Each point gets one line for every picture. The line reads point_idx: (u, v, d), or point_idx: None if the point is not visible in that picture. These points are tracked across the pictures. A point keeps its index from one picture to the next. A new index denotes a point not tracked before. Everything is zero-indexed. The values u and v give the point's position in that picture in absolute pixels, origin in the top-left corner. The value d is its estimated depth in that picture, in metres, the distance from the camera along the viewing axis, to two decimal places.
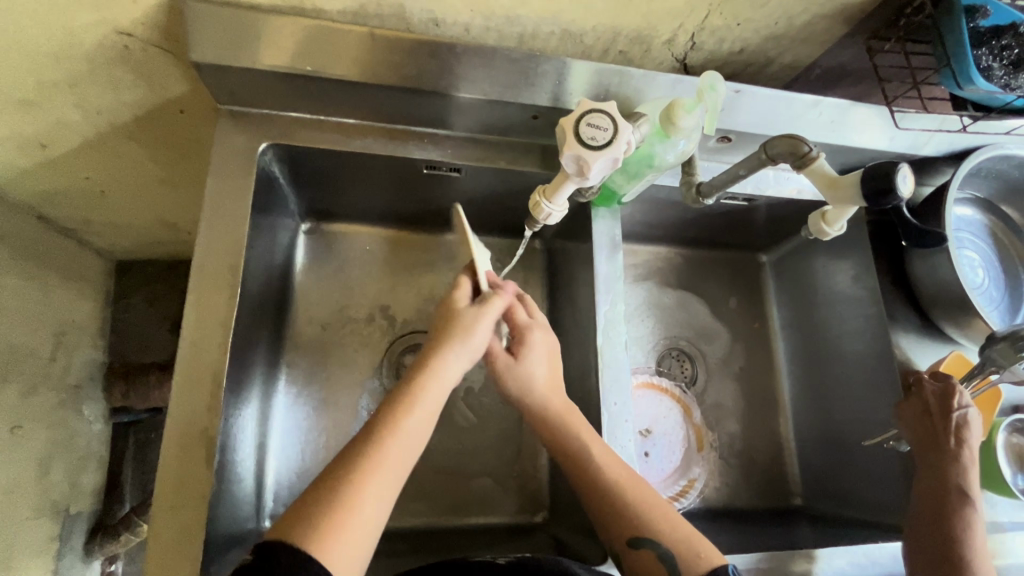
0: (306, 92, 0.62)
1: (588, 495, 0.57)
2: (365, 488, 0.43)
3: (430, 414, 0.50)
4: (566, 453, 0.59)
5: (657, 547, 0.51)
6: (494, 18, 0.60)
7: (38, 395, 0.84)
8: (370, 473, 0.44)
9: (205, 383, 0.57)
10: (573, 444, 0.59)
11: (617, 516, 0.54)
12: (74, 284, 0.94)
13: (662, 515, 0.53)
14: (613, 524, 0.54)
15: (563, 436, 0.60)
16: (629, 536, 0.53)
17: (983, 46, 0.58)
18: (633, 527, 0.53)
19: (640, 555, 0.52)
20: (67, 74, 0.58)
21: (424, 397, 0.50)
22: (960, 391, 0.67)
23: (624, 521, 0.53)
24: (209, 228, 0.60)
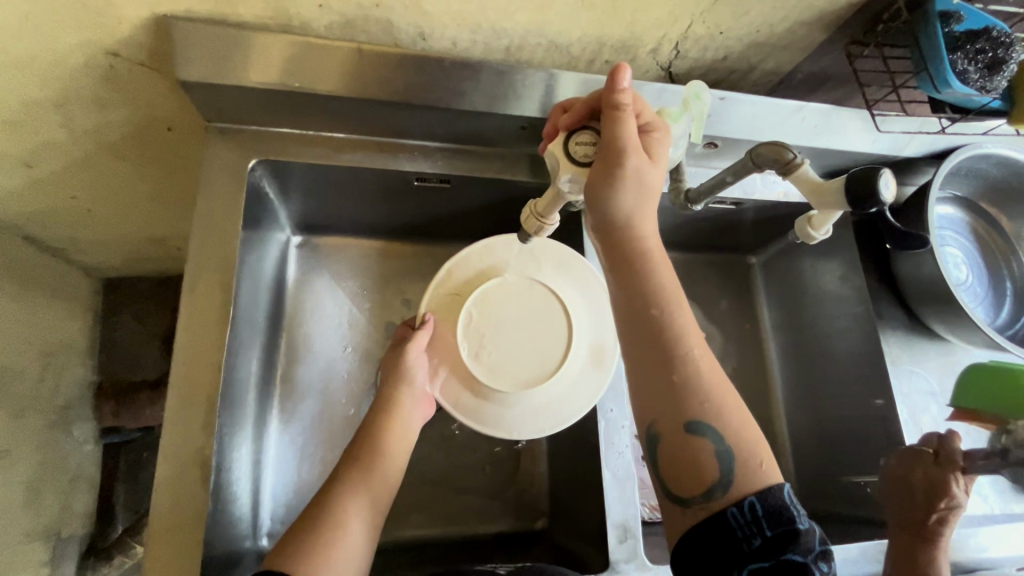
0: (295, 107, 0.62)
1: (653, 355, 0.48)
2: (343, 526, 0.53)
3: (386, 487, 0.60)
4: (642, 303, 0.49)
5: (716, 442, 0.47)
6: (481, 31, 0.60)
7: (26, 417, 0.83)
8: (340, 521, 0.53)
9: (198, 402, 0.56)
10: (657, 297, 0.49)
11: (679, 392, 0.48)
12: (61, 303, 0.93)
13: (726, 411, 0.48)
14: (673, 400, 0.48)
15: (649, 281, 0.49)
16: (687, 422, 0.47)
17: (958, 50, 0.59)
18: (698, 412, 0.47)
19: (696, 444, 0.47)
20: (51, 94, 0.58)
21: (386, 451, 0.62)
22: (952, 492, 0.65)
23: (690, 403, 0.47)
24: (199, 245, 0.60)
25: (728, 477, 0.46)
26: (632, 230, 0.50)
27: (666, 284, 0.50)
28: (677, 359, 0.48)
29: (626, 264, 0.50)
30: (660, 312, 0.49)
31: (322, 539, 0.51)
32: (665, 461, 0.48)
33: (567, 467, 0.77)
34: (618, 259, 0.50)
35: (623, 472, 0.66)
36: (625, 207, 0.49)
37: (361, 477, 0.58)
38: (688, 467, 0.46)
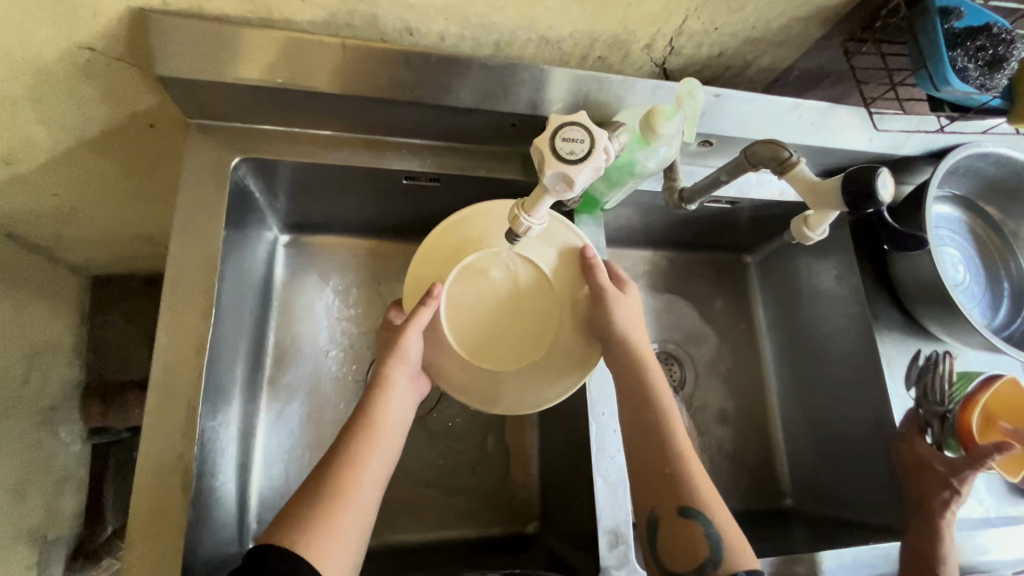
0: (280, 104, 0.61)
1: (648, 452, 0.58)
2: (349, 493, 0.51)
3: (389, 440, 0.57)
4: (640, 401, 0.60)
5: (707, 526, 0.53)
6: (469, 26, 0.59)
7: (10, 419, 0.82)
8: (347, 489, 0.51)
9: (179, 407, 0.55)
10: (652, 400, 0.60)
11: (674, 482, 0.56)
12: (46, 303, 0.91)
13: (715, 499, 0.55)
14: (668, 489, 0.56)
15: (647, 384, 0.61)
16: (681, 506, 0.55)
17: (958, 47, 0.58)
18: (692, 501, 0.54)
19: (688, 527, 0.54)
20: (27, 91, 0.56)
21: (384, 410, 0.57)
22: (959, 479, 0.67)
23: (685, 491, 0.55)
24: (180, 246, 0.59)
25: (719, 555, 0.52)
26: (628, 340, 0.62)
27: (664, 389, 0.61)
28: (671, 454, 0.57)
29: (630, 371, 0.62)
30: (654, 412, 0.59)
31: (331, 510, 0.49)
32: (662, 542, 0.55)
33: (558, 469, 0.76)
34: (618, 366, 0.62)
35: (616, 477, 0.65)
36: (619, 321, 0.63)
37: (365, 435, 0.55)
38: (682, 545, 0.53)
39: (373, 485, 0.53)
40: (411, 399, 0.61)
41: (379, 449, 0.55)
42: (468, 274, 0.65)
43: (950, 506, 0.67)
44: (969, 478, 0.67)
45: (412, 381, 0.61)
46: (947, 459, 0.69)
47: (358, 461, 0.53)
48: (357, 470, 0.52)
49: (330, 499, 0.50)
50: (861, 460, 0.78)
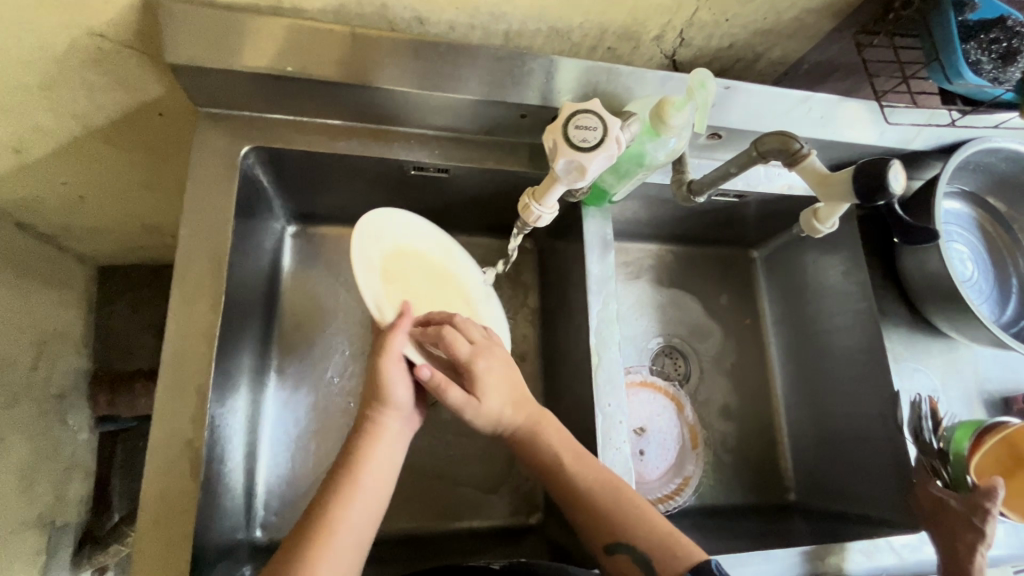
0: (289, 93, 0.61)
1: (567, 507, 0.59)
2: (326, 552, 0.49)
3: (372, 494, 0.54)
4: (541, 462, 0.61)
5: (634, 551, 0.54)
6: (479, 16, 0.58)
7: (19, 406, 0.82)
8: (327, 545, 0.49)
9: (189, 393, 0.55)
10: (550, 459, 0.61)
11: (597, 520, 0.56)
12: (55, 291, 0.92)
13: (635, 516, 0.56)
14: (592, 532, 0.57)
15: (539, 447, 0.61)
16: (607, 543, 0.56)
17: (972, 40, 0.57)
18: (614, 533, 0.55)
19: (619, 560, 0.55)
20: (38, 78, 0.56)
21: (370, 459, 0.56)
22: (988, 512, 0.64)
23: (606, 526, 0.56)
24: (189, 234, 0.59)
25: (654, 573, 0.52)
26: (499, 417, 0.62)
27: (557, 437, 0.62)
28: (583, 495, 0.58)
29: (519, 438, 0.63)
30: (555, 462, 0.60)
31: (310, 563, 0.48)
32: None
33: None
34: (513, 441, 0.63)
35: (621, 469, 0.64)
36: (492, 404, 0.61)
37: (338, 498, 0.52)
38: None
39: (356, 543, 0.51)
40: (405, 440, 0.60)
41: (360, 507, 0.53)
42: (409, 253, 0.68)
43: (979, 548, 0.63)
44: (990, 517, 0.63)
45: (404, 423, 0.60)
46: (960, 496, 0.66)
47: (332, 525, 0.51)
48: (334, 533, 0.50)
49: (312, 546, 0.49)
50: (865, 455, 0.78)
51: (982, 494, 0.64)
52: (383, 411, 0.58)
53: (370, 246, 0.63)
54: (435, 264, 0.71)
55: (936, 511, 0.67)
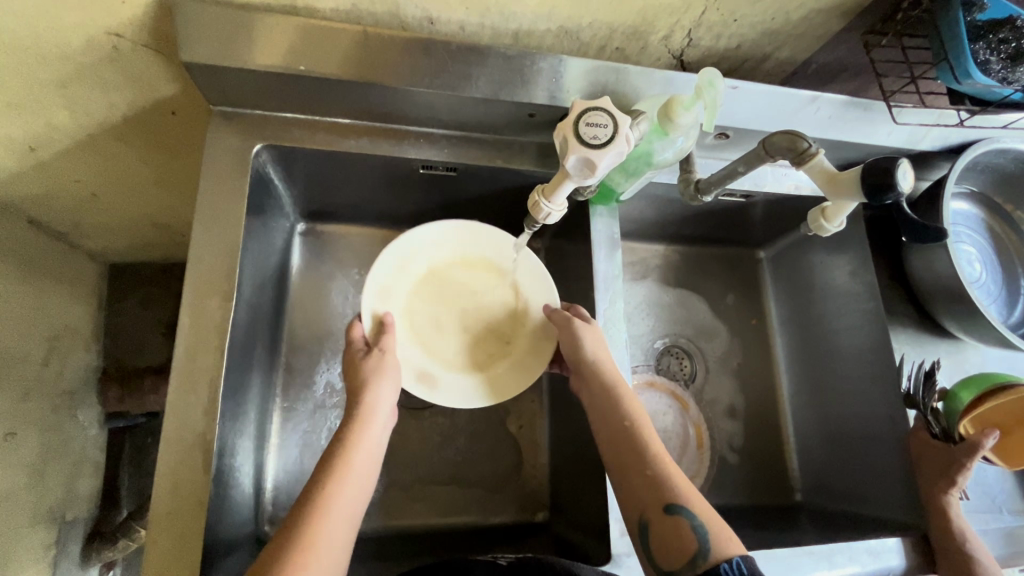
0: (300, 92, 0.62)
1: (631, 463, 0.58)
2: (324, 523, 0.48)
3: (368, 469, 0.54)
4: (613, 420, 0.61)
5: (691, 519, 0.52)
6: (490, 16, 0.59)
7: (31, 401, 0.83)
8: (321, 523, 0.48)
9: (201, 388, 0.56)
10: (624, 415, 0.61)
11: (658, 481, 0.55)
12: (67, 287, 0.93)
13: (695, 492, 0.54)
14: (652, 491, 0.55)
15: (617, 405, 0.61)
16: (666, 504, 0.53)
17: (981, 40, 0.58)
18: (673, 497, 0.53)
19: (674, 522, 0.52)
20: (56, 77, 0.57)
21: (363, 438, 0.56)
22: (965, 466, 0.66)
23: (664, 488, 0.54)
24: (202, 231, 0.60)
25: (708, 545, 0.50)
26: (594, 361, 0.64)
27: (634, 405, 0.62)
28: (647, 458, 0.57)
29: (598, 389, 0.63)
30: (631, 422, 0.60)
31: (314, 528, 0.47)
32: (656, 546, 0.53)
33: (569, 459, 0.77)
34: (593, 394, 0.63)
35: None
36: (587, 347, 0.64)
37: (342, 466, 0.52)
38: (673, 544, 0.51)
39: (348, 523, 0.50)
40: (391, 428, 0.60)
41: (354, 482, 0.52)
42: (452, 266, 0.72)
43: (952, 493, 0.67)
44: (965, 469, 0.66)
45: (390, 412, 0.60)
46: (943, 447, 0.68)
47: (333, 492, 0.50)
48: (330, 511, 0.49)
49: (316, 512, 0.49)
50: (872, 456, 0.77)
51: (964, 450, 0.66)
52: (375, 389, 0.59)
53: (411, 249, 0.69)
54: (477, 278, 0.72)
55: (922, 456, 0.70)
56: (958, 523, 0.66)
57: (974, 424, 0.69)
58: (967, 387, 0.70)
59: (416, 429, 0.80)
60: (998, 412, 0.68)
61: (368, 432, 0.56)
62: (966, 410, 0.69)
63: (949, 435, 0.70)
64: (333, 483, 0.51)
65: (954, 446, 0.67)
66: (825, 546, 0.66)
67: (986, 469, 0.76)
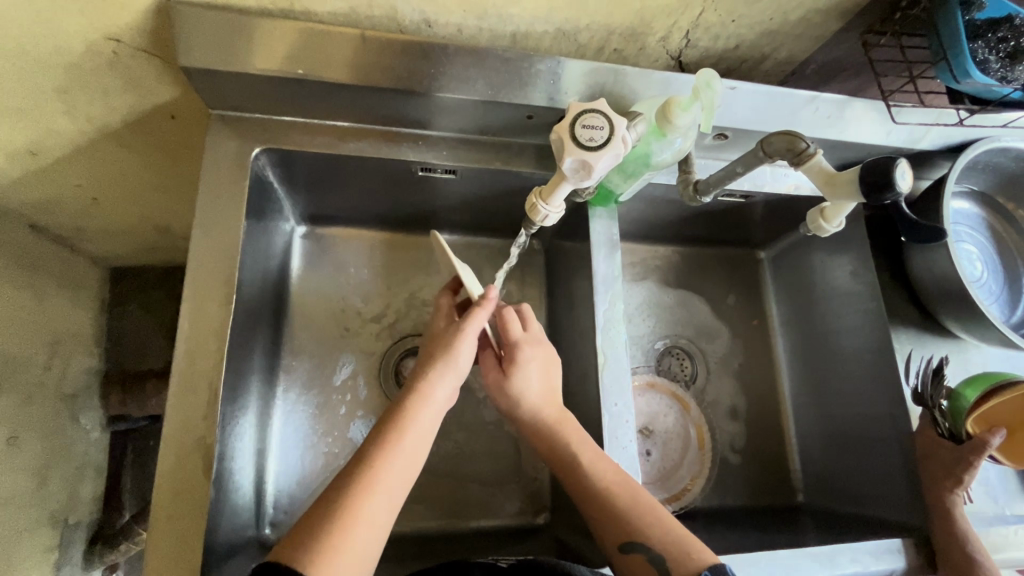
0: (299, 95, 0.62)
1: (583, 502, 0.59)
2: (369, 496, 0.48)
3: (416, 449, 0.53)
4: (562, 458, 0.62)
5: (648, 552, 0.53)
6: (487, 18, 0.59)
7: (33, 405, 0.83)
8: (367, 496, 0.48)
9: (200, 392, 0.56)
10: (568, 455, 0.61)
11: (611, 518, 0.56)
12: (69, 291, 0.93)
13: (650, 521, 0.55)
14: (607, 528, 0.56)
15: (558, 447, 0.62)
16: (621, 542, 0.55)
17: (979, 39, 0.57)
18: (628, 533, 0.55)
19: (632, 559, 0.53)
20: (56, 82, 0.57)
21: (419, 414, 0.56)
22: (972, 466, 0.66)
23: (618, 524, 0.55)
24: (202, 234, 0.60)
25: (667, 574, 0.51)
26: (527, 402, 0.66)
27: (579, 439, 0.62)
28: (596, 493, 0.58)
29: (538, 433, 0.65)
30: (574, 461, 0.60)
31: (353, 509, 0.46)
32: None
33: None
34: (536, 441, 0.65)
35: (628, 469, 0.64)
36: (521, 391, 0.66)
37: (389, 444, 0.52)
38: None
39: (396, 493, 0.50)
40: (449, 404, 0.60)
41: (402, 459, 0.51)
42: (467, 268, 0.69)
43: (956, 493, 0.67)
44: (973, 468, 0.66)
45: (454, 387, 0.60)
46: (951, 445, 0.68)
47: (377, 471, 0.49)
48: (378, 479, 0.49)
49: (356, 492, 0.48)
50: (874, 456, 0.77)
51: (971, 448, 0.66)
52: (439, 367, 0.59)
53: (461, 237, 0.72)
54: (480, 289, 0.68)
55: (929, 454, 0.69)
56: (962, 523, 0.66)
57: (978, 425, 0.69)
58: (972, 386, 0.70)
59: None
60: (1005, 413, 0.67)
61: (421, 412, 0.56)
62: (972, 408, 0.69)
63: (956, 435, 0.69)
64: (383, 460, 0.50)
65: (963, 444, 0.66)
66: (826, 548, 0.66)
67: (989, 469, 0.76)
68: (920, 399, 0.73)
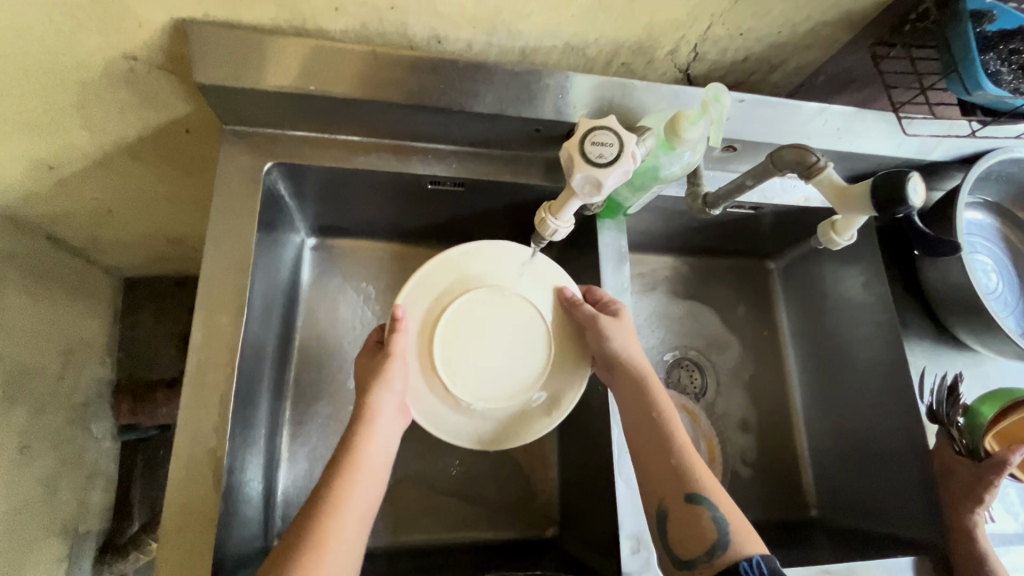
0: (310, 110, 0.63)
1: (655, 445, 0.58)
2: (334, 529, 0.49)
3: (373, 477, 0.54)
4: (647, 399, 0.60)
5: (712, 511, 0.53)
6: (496, 33, 0.60)
7: (46, 414, 0.84)
8: (337, 524, 0.49)
9: (211, 404, 0.56)
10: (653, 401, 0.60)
11: (683, 472, 0.55)
12: (82, 301, 0.94)
13: (720, 488, 0.55)
14: (674, 480, 0.55)
15: (647, 390, 0.61)
16: (687, 493, 0.54)
17: (991, 51, 0.57)
18: (698, 488, 0.54)
19: (694, 514, 0.53)
20: (74, 98, 0.59)
21: (369, 441, 0.55)
22: (994, 485, 0.64)
23: (687, 480, 0.55)
24: (215, 247, 0.60)
25: (726, 538, 0.51)
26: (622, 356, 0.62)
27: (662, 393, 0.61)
28: (674, 447, 0.57)
29: (627, 371, 0.62)
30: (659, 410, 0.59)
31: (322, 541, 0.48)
32: (673, 534, 0.54)
33: (579, 475, 0.76)
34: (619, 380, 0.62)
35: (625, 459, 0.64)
36: (615, 344, 0.62)
37: (344, 476, 0.52)
38: (690, 533, 0.53)
39: (359, 524, 0.51)
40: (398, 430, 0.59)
41: (361, 490, 0.52)
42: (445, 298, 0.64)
43: (977, 513, 0.65)
44: (993, 488, 0.64)
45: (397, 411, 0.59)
46: (971, 464, 0.67)
47: (341, 501, 0.51)
48: (343, 512, 0.50)
49: (324, 523, 0.49)
50: (888, 470, 0.76)
51: (991, 466, 0.65)
52: (379, 395, 0.58)
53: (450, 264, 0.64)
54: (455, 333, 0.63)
55: (948, 473, 0.68)
56: (980, 544, 0.65)
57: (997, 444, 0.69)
58: (987, 403, 0.70)
59: (425, 443, 0.79)
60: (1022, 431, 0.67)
61: (370, 440, 0.55)
62: (988, 425, 0.69)
63: (974, 452, 0.68)
64: (340, 494, 0.51)
65: (983, 462, 0.65)
66: (841, 565, 0.65)
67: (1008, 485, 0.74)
68: (936, 416, 0.71)
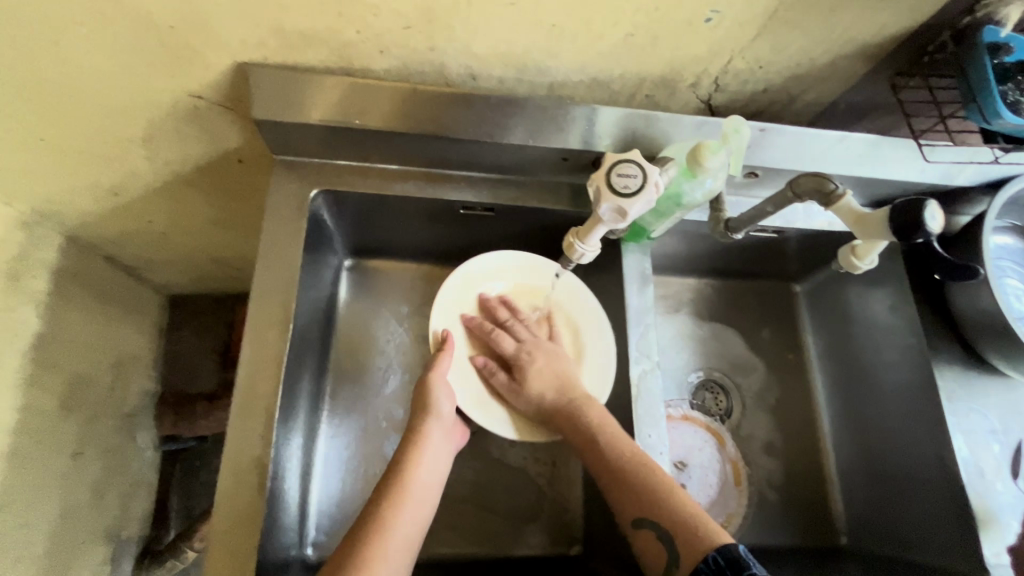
0: (353, 141, 0.67)
1: (604, 471, 0.62)
2: (380, 548, 0.53)
3: (422, 499, 0.59)
4: (583, 430, 0.65)
5: (658, 529, 0.56)
6: (526, 70, 0.64)
7: (98, 423, 0.90)
8: (384, 541, 0.54)
9: (258, 414, 0.60)
10: (587, 430, 0.65)
11: (627, 494, 0.59)
12: (134, 317, 1.01)
13: (667, 498, 0.58)
14: (625, 501, 0.59)
15: (580, 422, 0.65)
16: (635, 517, 0.58)
17: (1009, 82, 0.59)
18: (643, 510, 0.58)
19: (643, 535, 0.57)
20: (142, 132, 0.65)
21: (418, 465, 0.61)
22: None
23: (633, 502, 0.59)
24: (264, 268, 0.65)
25: (676, 552, 0.55)
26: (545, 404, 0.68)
27: (599, 415, 0.65)
28: (617, 468, 0.61)
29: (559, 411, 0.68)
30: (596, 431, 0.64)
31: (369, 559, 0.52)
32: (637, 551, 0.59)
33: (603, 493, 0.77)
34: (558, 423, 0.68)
35: None
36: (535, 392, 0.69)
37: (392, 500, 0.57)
38: (649, 553, 0.57)
39: (407, 545, 0.55)
40: (446, 455, 0.64)
41: (408, 511, 0.57)
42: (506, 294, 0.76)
43: None
44: None
45: (445, 435, 0.65)
46: None
47: (387, 524, 0.55)
48: (390, 536, 0.54)
49: (370, 542, 0.54)
50: (919, 498, 0.75)
51: None
52: (427, 420, 0.64)
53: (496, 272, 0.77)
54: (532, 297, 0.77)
55: None
56: None
57: None
58: None
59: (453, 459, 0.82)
60: None
61: (418, 463, 0.61)
62: None
63: None
64: (389, 514, 0.56)
65: None
66: None
67: None
68: None
